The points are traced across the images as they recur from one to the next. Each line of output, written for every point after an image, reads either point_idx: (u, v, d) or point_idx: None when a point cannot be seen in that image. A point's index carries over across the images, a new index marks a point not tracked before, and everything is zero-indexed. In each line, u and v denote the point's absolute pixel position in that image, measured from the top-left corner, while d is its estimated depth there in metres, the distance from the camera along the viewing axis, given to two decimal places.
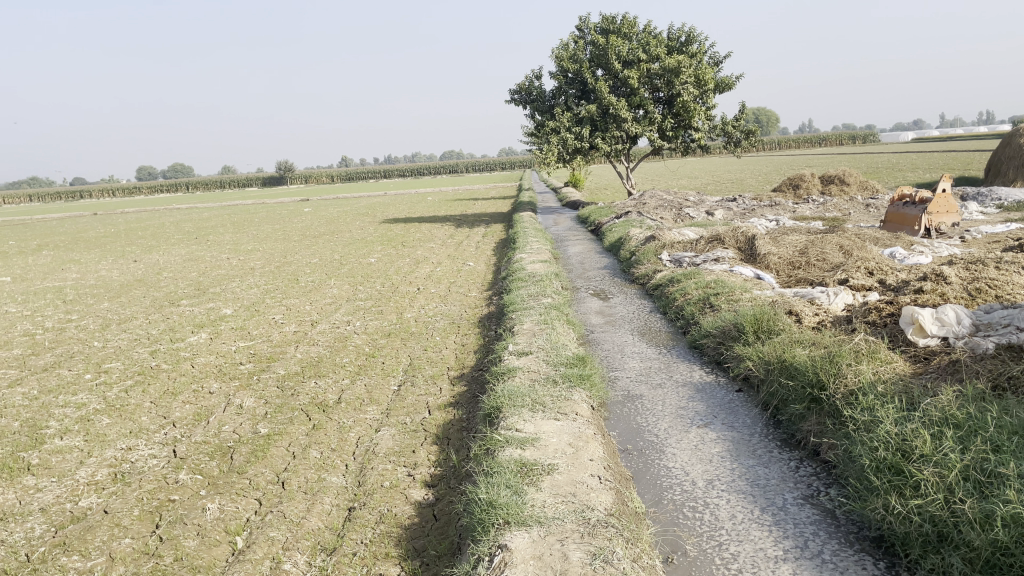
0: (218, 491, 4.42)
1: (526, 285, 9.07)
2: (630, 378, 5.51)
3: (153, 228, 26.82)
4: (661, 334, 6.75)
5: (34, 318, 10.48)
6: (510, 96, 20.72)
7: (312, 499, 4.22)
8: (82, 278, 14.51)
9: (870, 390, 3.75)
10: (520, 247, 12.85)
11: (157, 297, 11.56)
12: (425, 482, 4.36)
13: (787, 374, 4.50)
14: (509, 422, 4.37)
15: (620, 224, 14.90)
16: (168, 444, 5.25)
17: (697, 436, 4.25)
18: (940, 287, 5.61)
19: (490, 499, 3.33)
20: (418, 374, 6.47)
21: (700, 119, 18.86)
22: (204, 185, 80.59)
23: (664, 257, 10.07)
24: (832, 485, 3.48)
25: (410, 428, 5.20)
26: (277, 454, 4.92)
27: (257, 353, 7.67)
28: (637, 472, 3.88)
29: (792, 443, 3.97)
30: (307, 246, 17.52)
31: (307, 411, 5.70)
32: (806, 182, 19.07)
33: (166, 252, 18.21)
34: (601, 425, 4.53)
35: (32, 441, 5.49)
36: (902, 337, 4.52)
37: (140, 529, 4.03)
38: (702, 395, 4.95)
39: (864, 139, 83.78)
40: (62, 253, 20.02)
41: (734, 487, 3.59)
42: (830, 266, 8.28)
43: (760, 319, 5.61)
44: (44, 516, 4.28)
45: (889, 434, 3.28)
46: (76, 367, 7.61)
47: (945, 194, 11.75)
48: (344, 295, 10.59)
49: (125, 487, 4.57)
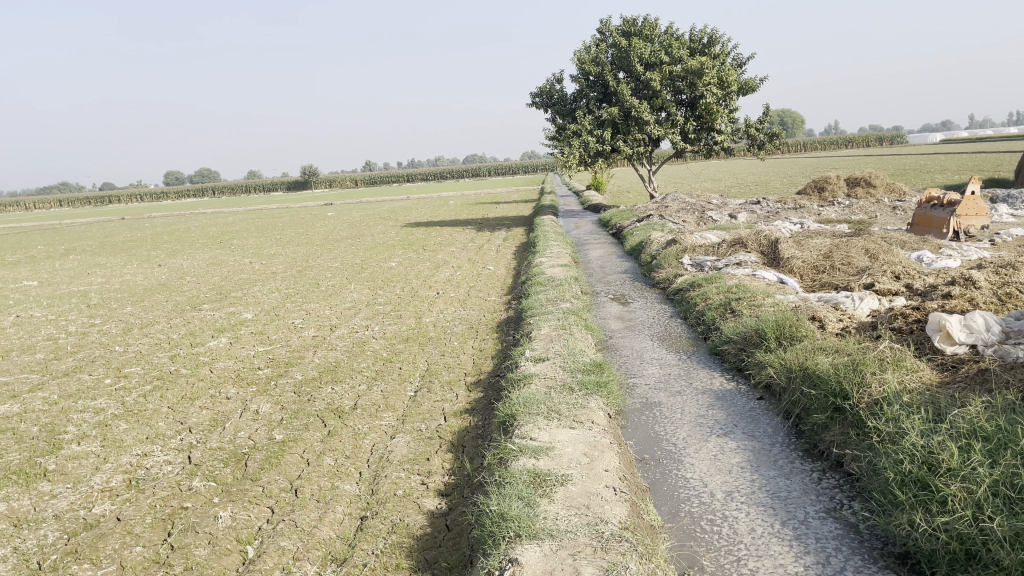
0: (231, 499, 4.38)
1: (546, 290, 8.99)
2: (648, 385, 5.42)
3: (177, 233, 27.10)
4: (681, 340, 6.65)
5: (58, 323, 10.58)
6: (532, 99, 20.68)
7: (325, 508, 4.17)
8: (107, 282, 14.66)
9: (895, 400, 3.63)
10: (540, 251, 12.77)
11: (179, 301, 11.62)
12: (439, 491, 4.30)
13: (809, 382, 4.38)
14: (523, 431, 4.29)
15: (642, 227, 14.76)
16: (184, 450, 5.24)
17: (716, 446, 4.15)
18: (968, 292, 5.46)
19: (501, 511, 3.27)
20: (435, 379, 6.42)
21: (723, 121, 18.69)
22: (230, 189, 81.56)
23: (686, 261, 9.95)
24: (856, 498, 3.36)
25: (426, 434, 5.15)
26: (291, 460, 4.88)
27: (276, 358, 7.67)
28: (654, 483, 3.79)
29: (814, 454, 3.86)
30: (329, 250, 17.57)
31: (322, 417, 5.66)
32: (832, 184, 18.83)
33: (190, 256, 18.37)
34: (618, 434, 4.44)
35: (50, 446, 5.51)
36: (929, 344, 4.38)
37: (151, 538, 4.00)
38: (722, 403, 4.85)
39: (892, 141, 82.88)
40: (88, 257, 20.26)
41: (753, 499, 3.48)
42: (855, 270, 8.13)
43: (782, 325, 5.50)
44: (58, 522, 4.27)
45: (915, 446, 3.16)
46: (97, 371, 7.65)
47: (974, 196, 11.49)
48: (364, 300, 10.58)
49: (138, 494, 4.55)
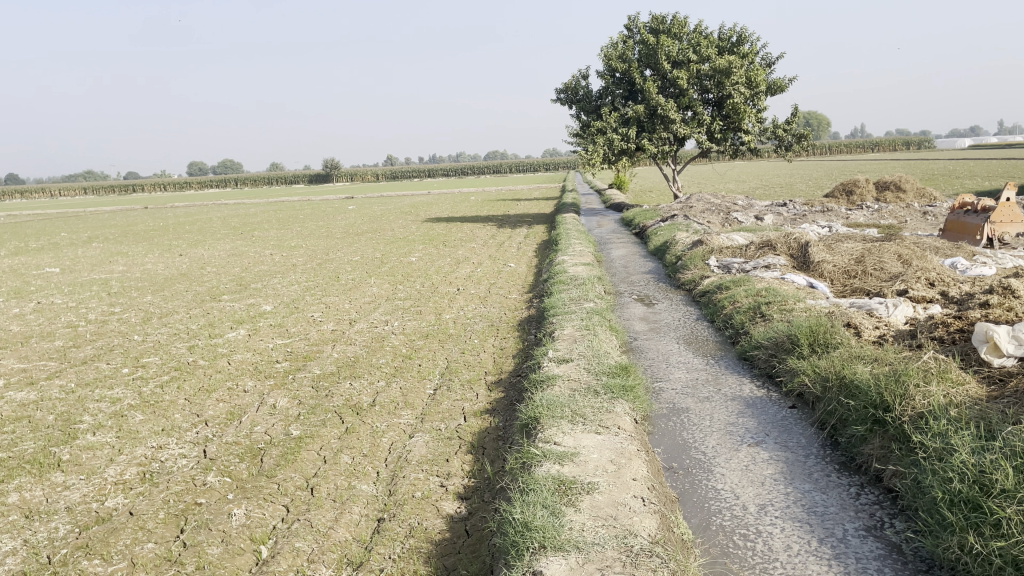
0: (246, 496, 4.28)
1: (569, 289, 8.85)
2: (676, 390, 5.25)
3: (199, 223, 27.23)
4: (708, 344, 6.47)
5: (78, 310, 10.56)
6: (556, 95, 20.52)
7: (342, 508, 4.05)
8: (129, 271, 14.67)
9: (941, 414, 3.44)
10: (562, 250, 12.62)
11: (199, 292, 11.58)
12: (459, 494, 4.18)
13: (846, 392, 4.20)
14: (547, 435, 4.15)
15: (666, 227, 14.57)
16: (199, 443, 5.14)
17: (747, 455, 3.99)
18: (1007, 301, 5.25)
19: (525, 520, 3.13)
20: (455, 377, 6.30)
21: (751, 121, 18.42)
22: (253, 181, 81.95)
23: (712, 263, 9.76)
24: (898, 516, 3.19)
25: (445, 435, 5.02)
26: (307, 457, 4.77)
27: (294, 351, 7.57)
28: (683, 493, 3.64)
29: (852, 467, 3.70)
30: (350, 243, 17.51)
31: (340, 414, 5.55)
32: (860, 188, 18.52)
33: (212, 247, 18.39)
34: (645, 441, 4.28)
35: (64, 436, 5.43)
36: (975, 356, 4.18)
37: (164, 534, 3.91)
38: (753, 411, 4.68)
39: (919, 145, 81.85)
40: (112, 245, 20.31)
41: (789, 514, 3.32)
42: (888, 276, 7.90)
43: (817, 331, 5.31)
44: (70, 515, 4.18)
45: (966, 464, 2.98)
46: (114, 361, 7.59)
47: (1009, 202, 11.16)
48: (384, 294, 10.47)
49: (152, 488, 4.46)
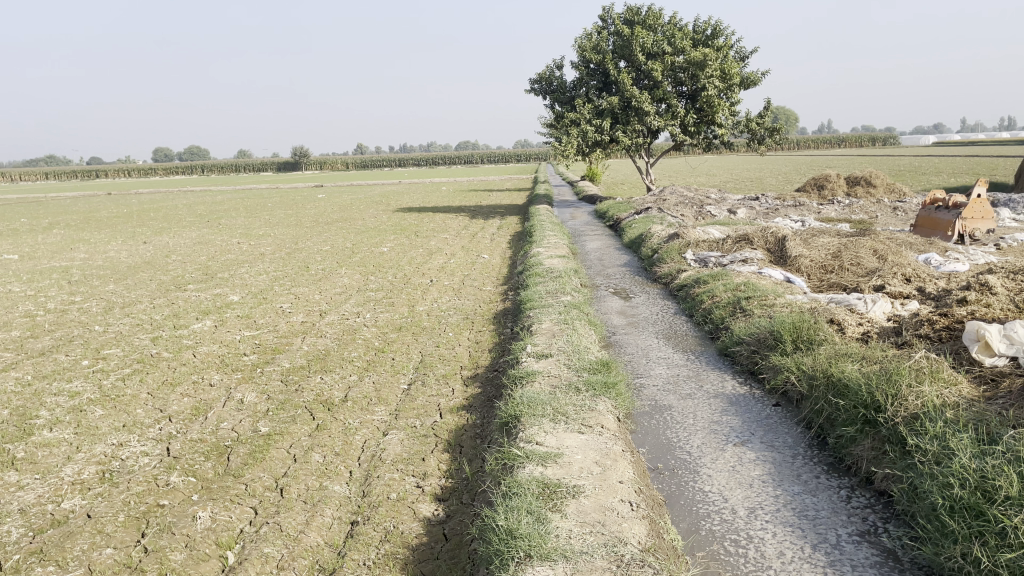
0: (211, 497, 4.07)
1: (544, 281, 8.70)
2: (657, 387, 5.13)
3: (165, 210, 26.77)
4: (688, 339, 6.38)
5: (37, 299, 10.18)
6: (530, 85, 20.34)
7: (313, 511, 3.87)
8: (91, 258, 14.26)
9: (937, 415, 3.36)
10: (536, 241, 12.46)
11: (164, 281, 11.25)
12: (436, 496, 4.02)
13: (834, 391, 4.10)
14: (529, 434, 4.01)
15: (640, 220, 14.45)
16: (162, 441, 4.92)
17: (734, 456, 3.88)
18: (985, 297, 5.20)
19: (509, 528, 2.98)
20: (430, 372, 6.12)
21: (724, 115, 18.38)
22: (220, 168, 80.53)
23: (688, 257, 9.66)
24: (891, 521, 3.10)
25: (421, 432, 4.85)
26: (276, 456, 4.58)
27: (263, 344, 7.33)
28: (671, 496, 3.51)
29: (841, 469, 3.61)
30: (319, 233, 17.20)
31: (311, 410, 5.35)
32: (831, 182, 18.58)
33: (177, 235, 17.94)
34: (628, 440, 4.15)
35: (19, 432, 5.17)
36: (966, 355, 4.11)
37: (124, 538, 3.70)
38: (737, 409, 4.57)
39: (884, 142, 82.93)
40: (73, 232, 19.72)
41: (780, 518, 3.21)
42: (864, 271, 7.87)
43: (800, 328, 5.22)
44: (23, 518, 3.95)
45: (967, 470, 2.89)
46: (73, 352, 7.29)
47: (981, 199, 11.19)
48: (355, 285, 10.25)
49: (112, 488, 4.24)
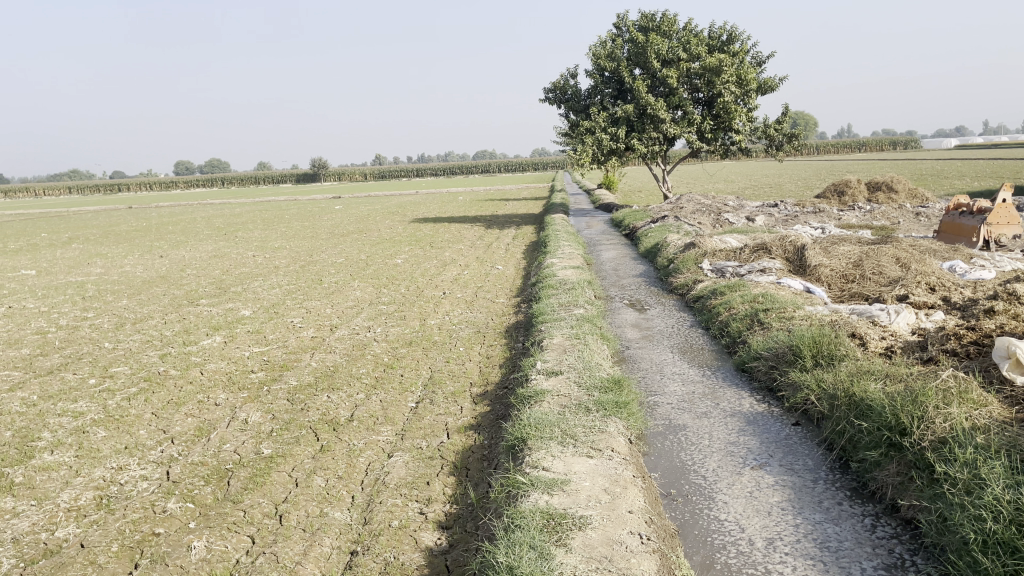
0: (207, 526, 3.94)
1: (557, 294, 8.53)
2: (671, 405, 4.94)
3: (183, 223, 26.89)
4: (704, 353, 6.19)
5: (49, 316, 10.14)
6: (544, 94, 20.24)
7: (311, 539, 3.72)
8: (107, 273, 14.27)
9: (967, 440, 3.16)
10: (551, 252, 12.28)
11: (177, 296, 11.17)
12: (438, 523, 3.86)
13: (856, 411, 3.90)
14: (535, 459, 3.84)
15: (656, 229, 14.25)
16: (163, 464, 4.80)
17: (751, 480, 3.69)
18: (1014, 307, 4.96)
19: (510, 565, 2.82)
20: (438, 390, 5.96)
21: (741, 121, 18.13)
22: (239, 180, 80.91)
23: (706, 266, 9.46)
24: (919, 553, 2.91)
25: (426, 454, 4.69)
26: (277, 480, 4.44)
27: (271, 361, 7.21)
28: (684, 526, 3.32)
29: (864, 495, 3.41)
30: (335, 245, 17.14)
31: (315, 431, 5.21)
32: (852, 188, 18.30)
33: (194, 248, 17.91)
34: (640, 465, 3.96)
35: (20, 455, 5.07)
36: (996, 373, 3.89)
37: (115, 570, 3.57)
38: (754, 429, 4.37)
39: (905, 146, 82.16)
40: (91, 246, 19.76)
41: (800, 549, 3.02)
42: (887, 280, 7.62)
43: (820, 343, 5.02)
44: (15, 547, 3.84)
45: (999, 501, 2.70)
46: (81, 371, 7.20)
47: (1006, 204, 10.86)
48: (367, 299, 10.12)
49: (108, 515, 4.11)
